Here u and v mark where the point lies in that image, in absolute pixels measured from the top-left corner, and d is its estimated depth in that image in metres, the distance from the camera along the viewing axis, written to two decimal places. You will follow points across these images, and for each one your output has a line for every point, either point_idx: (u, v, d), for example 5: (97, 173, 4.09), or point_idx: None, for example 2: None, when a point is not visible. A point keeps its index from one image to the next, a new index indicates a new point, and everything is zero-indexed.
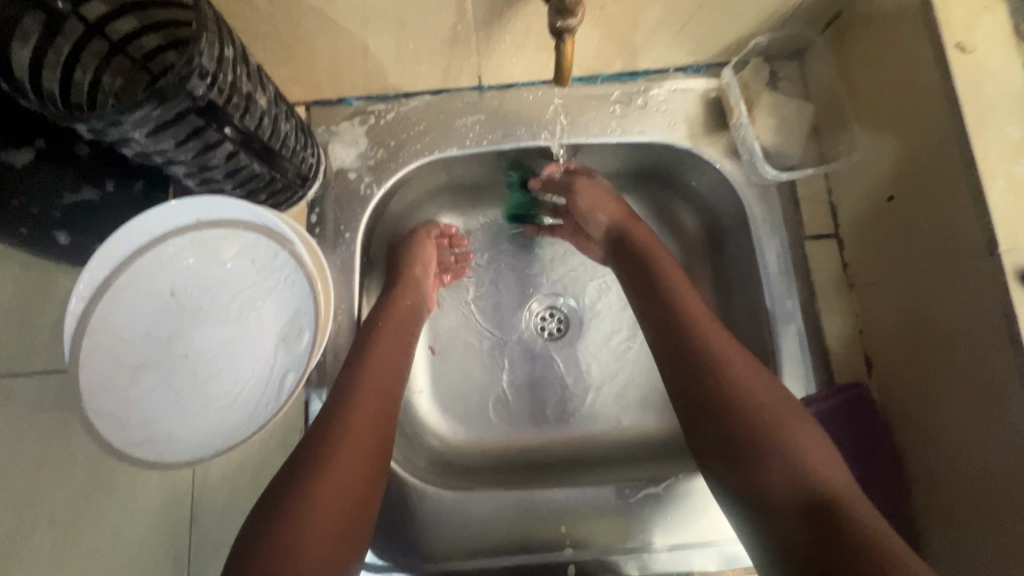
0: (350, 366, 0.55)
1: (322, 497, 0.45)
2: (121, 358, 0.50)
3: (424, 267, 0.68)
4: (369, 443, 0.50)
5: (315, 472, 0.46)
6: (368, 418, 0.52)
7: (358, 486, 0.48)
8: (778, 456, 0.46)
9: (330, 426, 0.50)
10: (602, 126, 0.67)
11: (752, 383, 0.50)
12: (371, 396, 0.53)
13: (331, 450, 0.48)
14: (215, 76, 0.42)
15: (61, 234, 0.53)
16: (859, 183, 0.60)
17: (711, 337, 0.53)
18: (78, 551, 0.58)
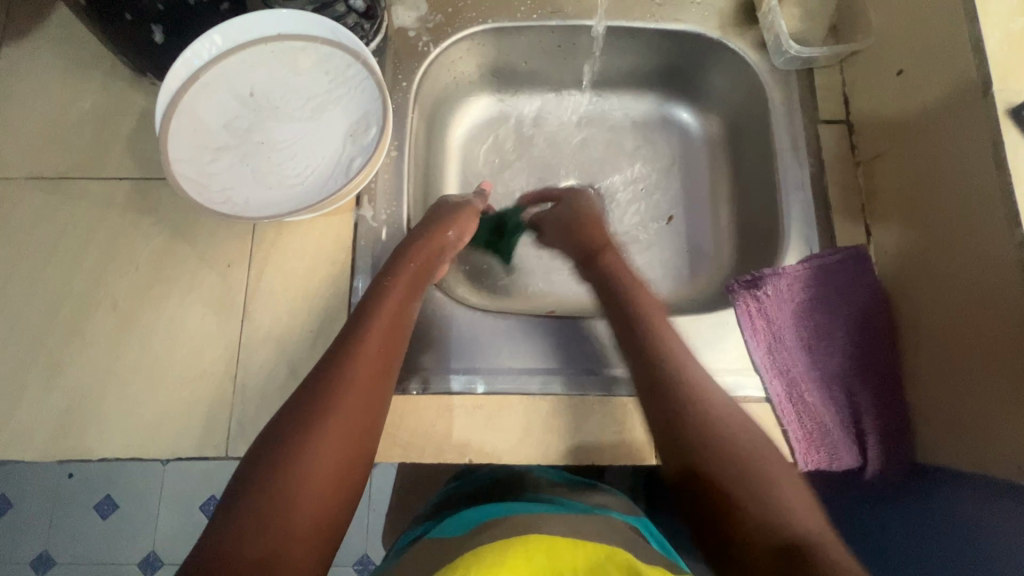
0: (364, 307, 0.56)
1: (325, 425, 0.48)
2: (203, 139, 0.56)
3: (422, 266, 0.61)
4: (370, 381, 0.52)
5: (320, 400, 0.49)
6: (375, 355, 0.53)
7: (360, 421, 0.50)
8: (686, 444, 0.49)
9: (320, 394, 0.49)
10: (641, 12, 0.74)
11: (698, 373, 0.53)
12: (379, 336, 0.55)
13: (340, 375, 0.50)
14: None
15: (157, 30, 0.59)
16: (870, 66, 0.66)
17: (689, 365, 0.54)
18: (131, 336, 0.63)
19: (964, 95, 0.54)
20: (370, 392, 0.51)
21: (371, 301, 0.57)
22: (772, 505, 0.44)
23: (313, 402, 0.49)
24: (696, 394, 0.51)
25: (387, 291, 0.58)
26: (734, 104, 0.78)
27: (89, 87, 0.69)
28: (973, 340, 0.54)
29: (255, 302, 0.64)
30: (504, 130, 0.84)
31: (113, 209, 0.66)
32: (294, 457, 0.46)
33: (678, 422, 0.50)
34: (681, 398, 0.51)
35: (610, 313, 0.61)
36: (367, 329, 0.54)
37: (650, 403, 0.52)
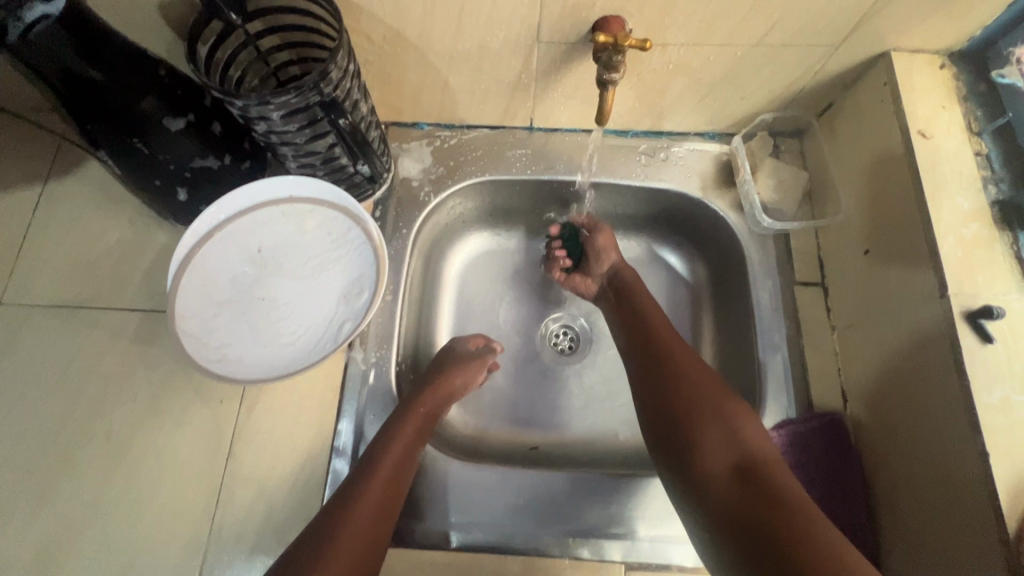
0: (376, 444, 0.61)
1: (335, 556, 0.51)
2: (211, 294, 0.61)
3: (434, 404, 0.66)
4: (385, 502, 0.57)
5: (331, 533, 0.52)
6: (387, 477, 0.58)
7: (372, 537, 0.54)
8: (659, 389, 0.63)
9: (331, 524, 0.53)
10: (627, 170, 0.80)
11: (670, 333, 0.68)
12: (389, 471, 0.59)
13: (353, 507, 0.55)
14: (339, 83, 0.56)
15: (182, 190, 0.65)
16: (841, 239, 0.70)
17: (665, 324, 0.69)
18: (120, 468, 0.65)
19: (923, 291, 0.57)
20: (385, 505, 0.56)
21: (382, 438, 0.61)
22: (733, 427, 0.58)
23: (323, 534, 0.52)
24: (671, 341, 0.66)
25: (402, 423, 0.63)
26: (714, 254, 0.82)
27: (118, 224, 0.76)
28: (936, 534, 0.54)
29: (242, 439, 0.66)
30: (496, 261, 0.89)
31: (121, 339, 0.71)
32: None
33: (659, 366, 0.64)
34: (658, 350, 0.66)
35: (633, 300, 0.73)
36: (384, 452, 0.60)
37: (639, 359, 0.67)
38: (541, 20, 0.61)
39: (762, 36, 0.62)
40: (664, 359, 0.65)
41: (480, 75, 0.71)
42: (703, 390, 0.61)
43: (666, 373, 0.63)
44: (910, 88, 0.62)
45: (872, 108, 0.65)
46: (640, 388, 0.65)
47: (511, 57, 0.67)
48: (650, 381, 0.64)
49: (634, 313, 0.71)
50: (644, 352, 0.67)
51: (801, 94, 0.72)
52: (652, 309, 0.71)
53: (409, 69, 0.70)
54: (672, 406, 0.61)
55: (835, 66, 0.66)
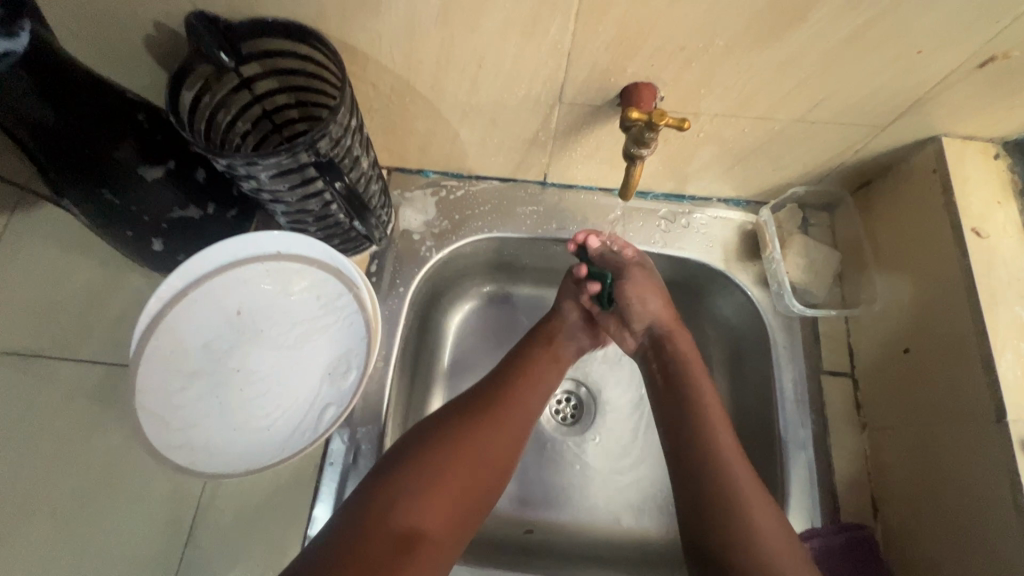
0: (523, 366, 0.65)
1: (469, 450, 0.54)
2: (179, 362, 0.54)
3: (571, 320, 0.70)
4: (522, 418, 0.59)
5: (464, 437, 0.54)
6: (531, 405, 0.61)
7: (507, 451, 0.56)
8: (701, 508, 0.53)
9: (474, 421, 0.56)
10: (645, 235, 0.75)
11: (715, 431, 0.56)
12: (529, 392, 0.61)
13: (504, 415, 0.58)
14: (338, 141, 0.50)
15: (156, 240, 0.59)
16: (877, 330, 0.64)
17: (710, 416, 0.58)
18: (63, 548, 0.58)
19: (977, 409, 0.52)
20: (515, 433, 0.58)
21: (524, 364, 0.65)
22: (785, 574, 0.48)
23: (470, 422, 0.56)
24: (716, 445, 0.55)
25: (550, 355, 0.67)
26: (732, 329, 0.76)
27: (87, 265, 0.69)
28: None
29: (205, 521, 0.59)
30: (497, 318, 0.83)
31: (79, 396, 0.64)
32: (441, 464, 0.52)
33: (701, 479, 0.54)
34: (700, 455, 0.55)
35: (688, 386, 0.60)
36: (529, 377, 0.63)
37: (681, 460, 0.56)
38: (565, 82, 0.55)
39: (804, 112, 0.57)
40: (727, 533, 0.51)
41: (494, 129, 0.65)
42: (749, 520, 0.50)
43: (708, 488, 0.53)
44: (963, 179, 0.57)
45: (918, 194, 0.60)
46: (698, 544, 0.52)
47: (529, 116, 0.62)
48: (692, 496, 0.54)
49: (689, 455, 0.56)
50: (684, 454, 0.56)
51: (838, 170, 0.67)
52: (705, 389, 0.60)
53: (417, 119, 0.64)
54: (719, 535, 0.51)
55: (879, 146, 0.61)
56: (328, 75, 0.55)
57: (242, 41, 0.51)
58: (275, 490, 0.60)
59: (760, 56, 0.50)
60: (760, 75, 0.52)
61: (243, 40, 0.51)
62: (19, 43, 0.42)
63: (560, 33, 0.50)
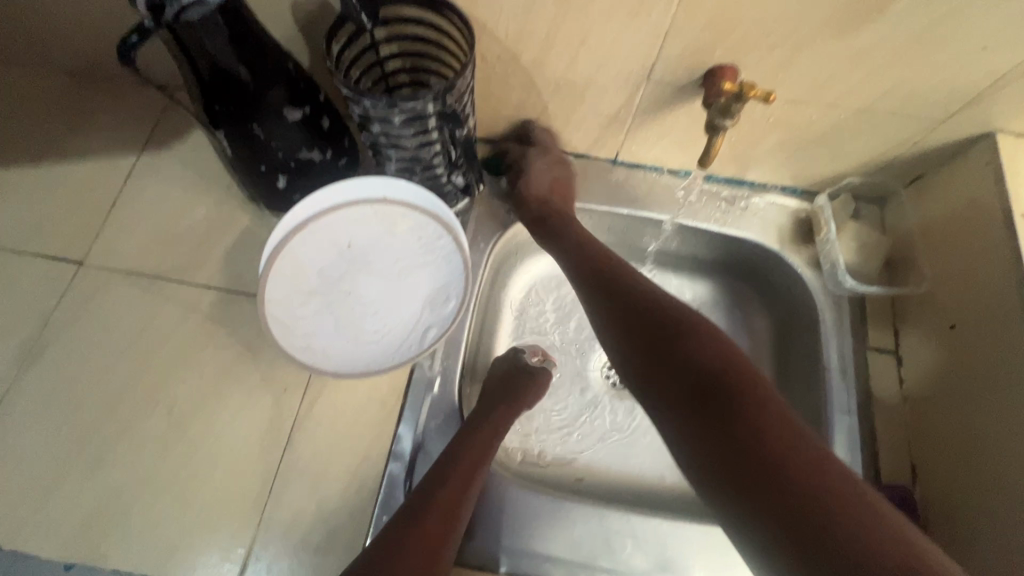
0: (444, 455, 0.60)
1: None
2: (299, 282, 0.62)
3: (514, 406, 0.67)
4: (455, 494, 0.57)
5: (398, 536, 0.53)
6: (452, 498, 0.57)
7: (445, 527, 0.55)
8: (682, 370, 0.54)
9: (410, 514, 0.55)
10: (706, 215, 0.80)
11: (672, 307, 0.60)
12: (464, 471, 0.59)
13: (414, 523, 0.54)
14: (461, 97, 0.57)
15: (282, 177, 0.66)
16: (926, 311, 0.69)
17: (672, 305, 0.60)
18: (176, 442, 0.65)
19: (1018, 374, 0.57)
20: (453, 510, 0.56)
21: (449, 455, 0.60)
22: (762, 409, 0.50)
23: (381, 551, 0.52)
24: (695, 320, 0.57)
25: (458, 453, 0.60)
26: (780, 307, 0.82)
27: (205, 202, 0.78)
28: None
29: (302, 431, 0.66)
30: (559, 285, 0.89)
31: (194, 314, 0.71)
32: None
33: (676, 339, 0.56)
34: (667, 329, 0.57)
35: (559, 230, 0.71)
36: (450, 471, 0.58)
37: (643, 339, 0.58)
38: (657, 61, 0.63)
39: (870, 102, 0.63)
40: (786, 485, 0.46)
41: (580, 105, 0.72)
42: (724, 366, 0.53)
43: (685, 352, 0.55)
44: (1015, 171, 0.62)
45: (970, 186, 0.66)
46: (759, 512, 0.46)
47: (616, 93, 0.69)
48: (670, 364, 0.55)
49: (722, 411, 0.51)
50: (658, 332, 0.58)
51: (893, 163, 0.72)
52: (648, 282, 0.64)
53: (513, 91, 0.72)
54: (699, 390, 0.53)
55: (936, 140, 0.67)
56: (448, 43, 0.63)
57: (384, 7, 0.59)
58: (364, 410, 0.66)
59: (839, 45, 0.57)
60: (835, 63, 0.59)
61: (382, 6, 0.59)
62: None
63: (663, 14, 0.57)
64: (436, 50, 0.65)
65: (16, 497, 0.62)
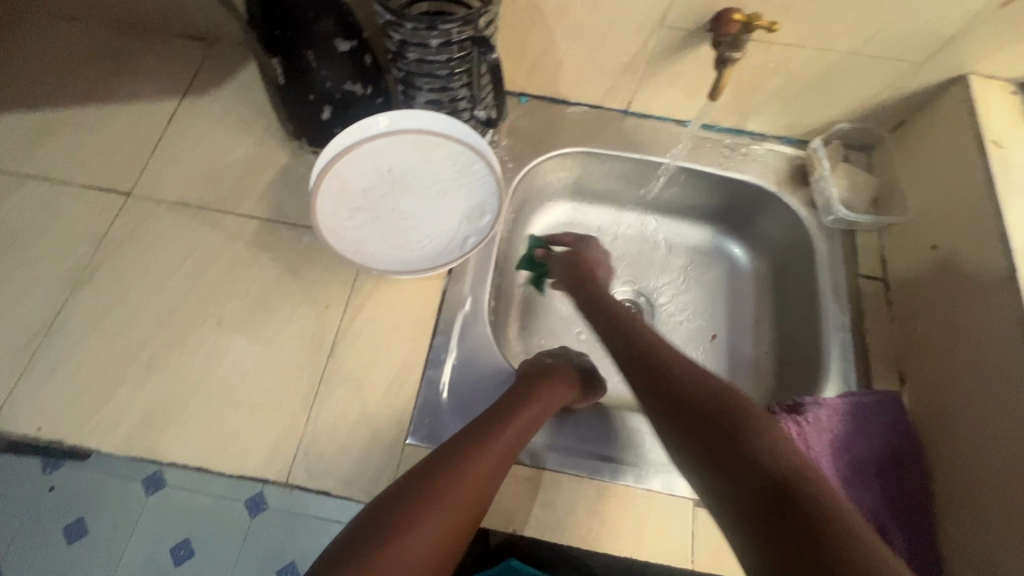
0: (487, 427, 0.58)
1: (423, 523, 0.50)
2: (345, 200, 0.68)
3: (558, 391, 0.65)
4: (506, 449, 0.57)
5: (441, 474, 0.53)
6: (495, 462, 0.55)
7: (489, 475, 0.55)
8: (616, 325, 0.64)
9: (455, 455, 0.54)
10: (710, 160, 0.88)
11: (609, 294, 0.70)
12: (517, 432, 0.59)
13: (463, 465, 0.54)
14: (490, 25, 0.64)
15: (327, 109, 0.72)
16: (909, 238, 0.76)
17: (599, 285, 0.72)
18: (225, 352, 0.69)
19: (991, 276, 0.63)
20: (499, 463, 0.56)
21: (497, 418, 0.59)
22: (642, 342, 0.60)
23: (426, 479, 0.52)
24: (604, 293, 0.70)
25: (502, 428, 0.58)
26: (779, 245, 0.89)
27: (246, 141, 0.83)
28: (996, 489, 0.58)
29: (343, 342, 0.70)
30: (573, 230, 0.95)
31: (239, 240, 0.76)
32: (401, 529, 0.49)
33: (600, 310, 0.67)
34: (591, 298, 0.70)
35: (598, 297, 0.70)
36: (500, 432, 0.58)
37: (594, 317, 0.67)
38: (671, 5, 0.69)
39: (859, 45, 0.71)
40: (807, 537, 0.39)
41: (597, 52, 0.79)
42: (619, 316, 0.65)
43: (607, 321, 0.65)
44: (986, 106, 0.70)
45: (948, 124, 0.74)
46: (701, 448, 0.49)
47: (632, 39, 0.76)
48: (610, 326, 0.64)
49: (712, 438, 0.49)
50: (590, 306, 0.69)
51: (880, 108, 0.80)
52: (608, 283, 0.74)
53: (537, 38, 0.78)
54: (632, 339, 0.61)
55: (916, 83, 0.75)
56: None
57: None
58: (401, 324, 0.71)
59: None
60: (829, 6, 0.66)
61: None
62: None
63: None
64: None
65: (75, 400, 0.66)
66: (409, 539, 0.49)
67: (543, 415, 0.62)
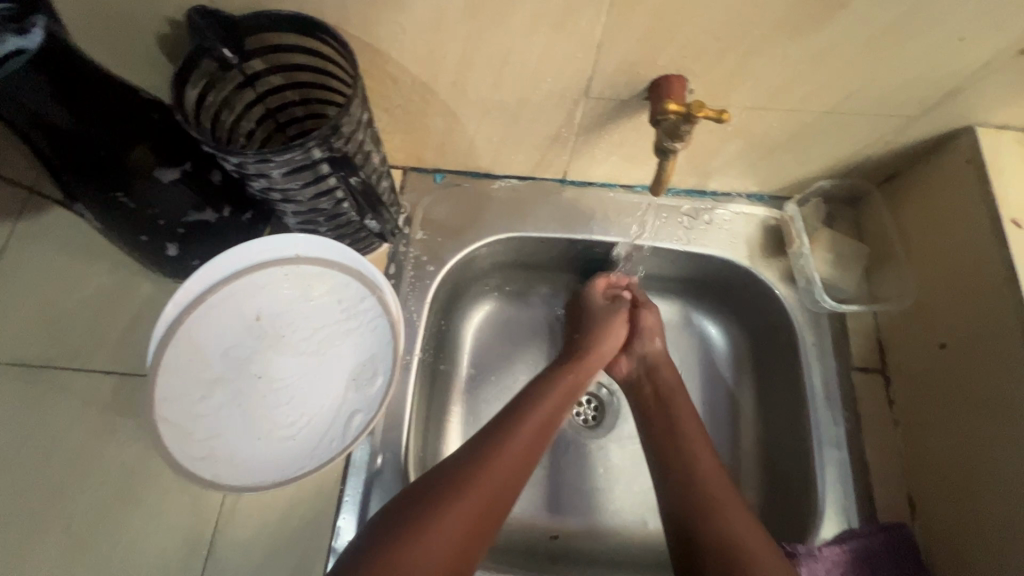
0: (528, 397, 0.61)
1: (447, 521, 0.49)
2: (198, 370, 0.53)
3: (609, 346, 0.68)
4: (535, 441, 0.57)
5: (467, 468, 0.53)
6: (511, 467, 0.54)
7: (510, 481, 0.53)
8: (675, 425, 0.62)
9: (484, 447, 0.55)
10: (668, 232, 0.72)
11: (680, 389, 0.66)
12: (553, 410, 0.60)
13: (488, 459, 0.54)
14: (351, 137, 0.48)
15: (172, 246, 0.56)
16: (910, 326, 0.63)
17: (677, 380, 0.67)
18: (80, 566, 0.55)
19: (1020, 403, 0.50)
20: (521, 463, 0.55)
21: (535, 393, 0.62)
22: (678, 439, 0.61)
23: (455, 476, 0.52)
24: (675, 393, 0.66)
25: (531, 407, 0.59)
26: (755, 324, 0.74)
27: (96, 272, 0.67)
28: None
29: (225, 535, 0.56)
30: (520, 318, 0.79)
31: (91, 408, 0.61)
32: (428, 524, 0.48)
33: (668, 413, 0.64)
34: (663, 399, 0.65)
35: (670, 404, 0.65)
36: (520, 428, 0.57)
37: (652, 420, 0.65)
38: (593, 75, 0.54)
39: (836, 104, 0.56)
40: None
41: (513, 127, 0.63)
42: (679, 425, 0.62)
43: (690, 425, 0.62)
44: (1000, 169, 0.55)
45: (952, 187, 0.59)
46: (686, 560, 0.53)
47: (553, 112, 0.60)
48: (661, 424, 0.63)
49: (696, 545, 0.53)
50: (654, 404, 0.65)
51: (866, 162, 0.65)
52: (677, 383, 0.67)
53: (435, 118, 0.62)
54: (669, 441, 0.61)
55: (909, 137, 0.60)
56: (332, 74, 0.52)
57: (246, 37, 0.48)
58: (297, 504, 0.57)
59: (798, 43, 0.48)
60: (793, 66, 0.51)
61: (246, 35, 0.49)
62: (32, 41, 0.40)
63: (592, 24, 0.48)
64: (325, 79, 0.55)
65: None
66: (421, 551, 0.47)
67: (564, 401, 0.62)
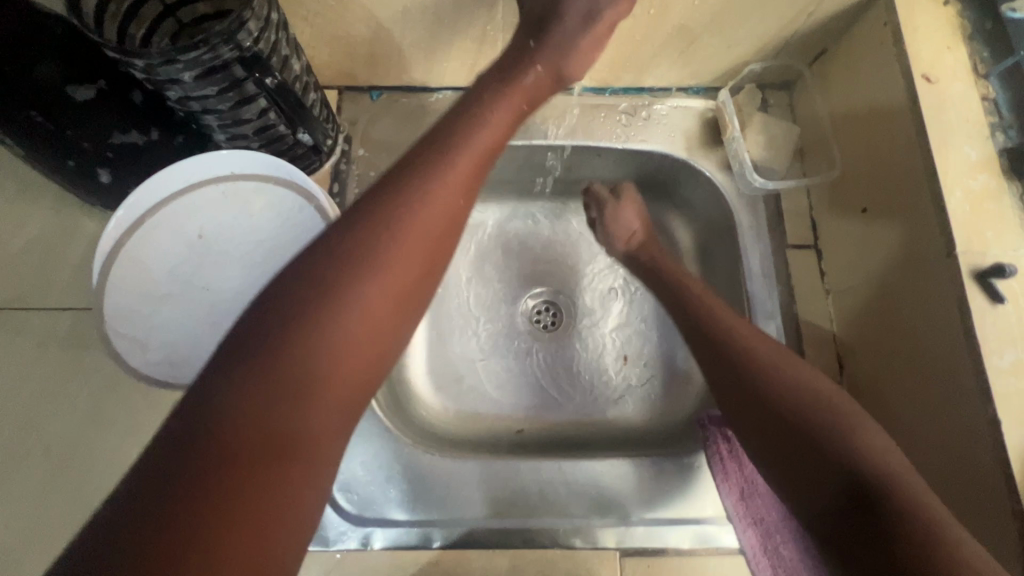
0: (441, 142, 0.43)
1: (372, 291, 0.35)
2: (146, 288, 0.55)
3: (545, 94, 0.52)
4: (455, 199, 0.41)
5: (372, 229, 0.37)
6: (410, 267, 0.37)
7: (424, 249, 0.38)
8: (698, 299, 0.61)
9: (389, 200, 0.39)
10: (606, 131, 0.73)
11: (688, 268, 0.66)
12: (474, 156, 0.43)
13: (401, 216, 0.38)
14: (260, 36, 0.47)
15: (104, 172, 0.56)
16: (838, 198, 0.65)
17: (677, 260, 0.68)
18: (63, 484, 0.59)
19: (929, 249, 0.53)
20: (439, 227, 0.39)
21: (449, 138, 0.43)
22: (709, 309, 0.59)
23: (357, 241, 0.36)
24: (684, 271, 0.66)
25: (450, 153, 0.42)
26: (698, 215, 0.76)
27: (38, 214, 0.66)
28: None
29: None
30: (477, 234, 0.81)
31: (52, 344, 0.62)
32: (321, 315, 0.33)
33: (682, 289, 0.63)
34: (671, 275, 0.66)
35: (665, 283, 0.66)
36: (425, 193, 0.39)
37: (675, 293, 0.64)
38: None
39: None
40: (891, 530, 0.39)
41: (438, 29, 0.63)
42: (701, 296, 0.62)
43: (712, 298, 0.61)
44: (912, 28, 0.57)
45: (871, 53, 0.60)
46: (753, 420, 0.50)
47: (474, 8, 0.59)
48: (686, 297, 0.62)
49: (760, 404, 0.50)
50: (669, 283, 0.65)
51: (793, 40, 0.66)
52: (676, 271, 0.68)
53: (358, 26, 0.62)
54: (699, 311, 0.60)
55: (829, 8, 0.61)
56: None
57: None
58: None
59: None
60: None
61: None
62: None
63: None
64: None
65: None
66: (332, 335, 0.33)
67: (503, 140, 0.47)
